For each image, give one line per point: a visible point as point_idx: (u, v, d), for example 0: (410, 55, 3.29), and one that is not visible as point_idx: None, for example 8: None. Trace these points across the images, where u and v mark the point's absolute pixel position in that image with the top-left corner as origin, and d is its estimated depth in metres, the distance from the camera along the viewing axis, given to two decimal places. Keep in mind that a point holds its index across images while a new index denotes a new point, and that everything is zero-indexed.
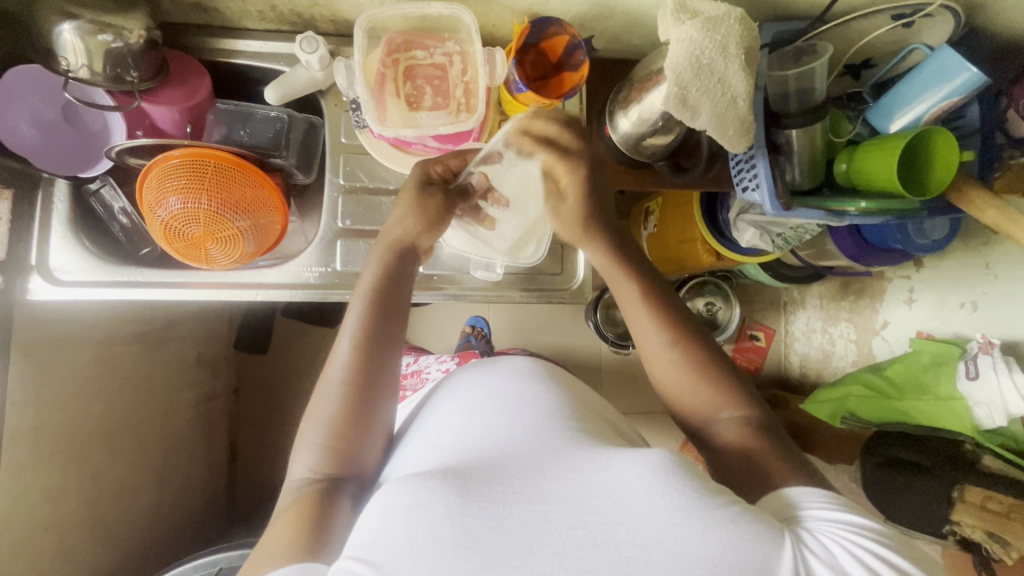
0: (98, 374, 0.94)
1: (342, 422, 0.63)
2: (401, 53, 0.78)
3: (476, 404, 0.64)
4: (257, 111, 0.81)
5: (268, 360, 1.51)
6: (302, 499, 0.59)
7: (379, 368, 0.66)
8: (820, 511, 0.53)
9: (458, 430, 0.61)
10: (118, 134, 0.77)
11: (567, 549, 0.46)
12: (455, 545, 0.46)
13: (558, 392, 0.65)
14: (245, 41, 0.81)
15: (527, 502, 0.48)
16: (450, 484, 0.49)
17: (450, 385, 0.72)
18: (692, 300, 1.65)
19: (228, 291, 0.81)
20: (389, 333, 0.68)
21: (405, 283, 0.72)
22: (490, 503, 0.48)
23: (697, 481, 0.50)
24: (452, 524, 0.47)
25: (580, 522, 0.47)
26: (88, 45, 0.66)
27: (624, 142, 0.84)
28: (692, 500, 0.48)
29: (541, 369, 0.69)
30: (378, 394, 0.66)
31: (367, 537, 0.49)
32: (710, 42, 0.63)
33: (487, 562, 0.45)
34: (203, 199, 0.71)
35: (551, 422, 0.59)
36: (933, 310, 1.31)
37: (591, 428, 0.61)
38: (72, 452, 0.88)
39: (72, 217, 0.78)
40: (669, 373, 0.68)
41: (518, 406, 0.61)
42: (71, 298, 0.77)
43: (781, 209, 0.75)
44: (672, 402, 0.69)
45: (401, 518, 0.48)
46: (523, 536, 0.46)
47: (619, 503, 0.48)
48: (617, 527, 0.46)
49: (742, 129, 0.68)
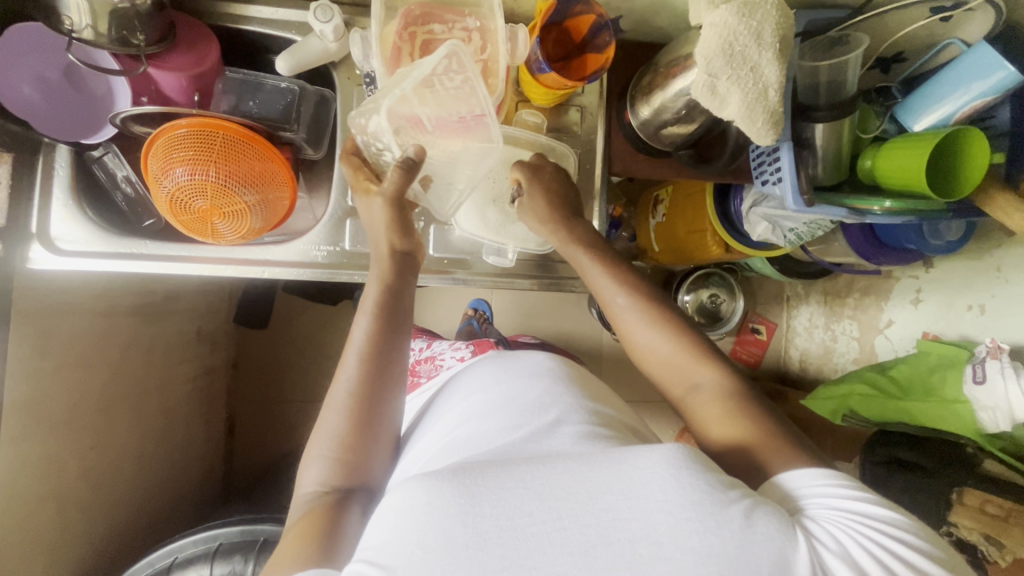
0: (96, 344, 0.93)
1: (351, 436, 0.63)
2: (418, 26, 0.74)
3: (490, 405, 0.63)
4: (267, 81, 0.78)
5: (267, 336, 1.50)
6: (314, 510, 0.60)
7: (388, 376, 0.66)
8: (828, 500, 0.52)
9: (472, 431, 0.60)
10: (124, 100, 0.74)
11: (580, 547, 0.45)
12: (466, 546, 0.45)
13: (573, 389, 0.64)
14: (256, 6, 0.78)
15: (539, 498, 0.47)
16: (460, 483, 0.48)
17: (462, 386, 0.72)
18: (696, 291, 1.65)
19: (235, 267, 0.79)
20: (394, 348, 0.68)
21: (406, 297, 0.72)
22: (501, 501, 0.47)
23: (710, 475, 0.49)
24: (463, 525, 0.46)
25: (593, 519, 0.46)
26: (92, 5, 0.62)
27: (644, 129, 0.82)
28: (706, 494, 0.47)
29: (559, 370, 0.68)
30: (381, 395, 0.65)
31: (378, 539, 0.49)
32: (745, 29, 0.61)
33: (500, 563, 0.44)
34: (211, 172, 0.69)
35: (564, 420, 0.59)
36: (939, 311, 1.31)
37: (607, 426, 0.60)
38: (72, 422, 0.88)
39: (74, 184, 0.75)
40: (662, 363, 0.71)
41: (532, 404, 0.61)
42: (72, 268, 0.75)
43: (804, 205, 0.73)
44: (652, 368, 0.72)
45: (411, 517, 0.47)
46: (536, 534, 0.46)
47: (632, 500, 0.47)
48: (631, 524, 0.46)
49: (772, 121, 0.65)
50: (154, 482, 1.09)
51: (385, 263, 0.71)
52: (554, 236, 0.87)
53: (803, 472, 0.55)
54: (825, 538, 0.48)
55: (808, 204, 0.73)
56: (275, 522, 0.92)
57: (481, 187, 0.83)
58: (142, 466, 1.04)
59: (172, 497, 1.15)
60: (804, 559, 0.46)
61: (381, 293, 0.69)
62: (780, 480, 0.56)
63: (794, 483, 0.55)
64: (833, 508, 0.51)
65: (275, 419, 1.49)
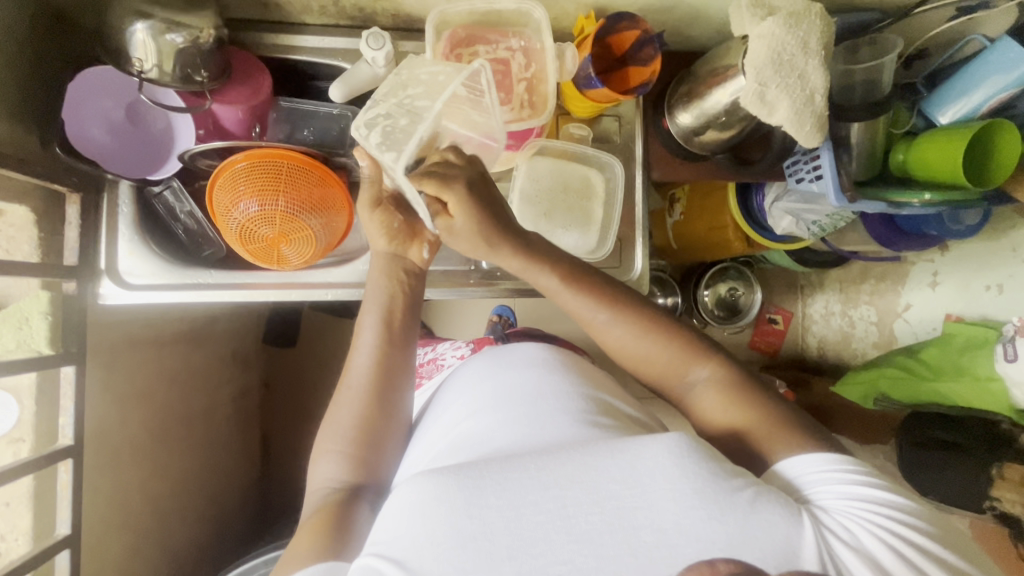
0: (150, 374, 0.95)
1: (359, 430, 0.68)
2: (463, 48, 0.78)
3: (491, 394, 0.66)
4: (319, 108, 0.79)
5: (296, 354, 1.52)
6: (326, 505, 0.63)
7: (396, 372, 0.72)
8: (832, 485, 0.54)
9: (476, 421, 0.64)
10: (183, 135, 0.75)
11: (585, 535, 0.48)
12: (473, 538, 0.48)
13: (572, 378, 0.67)
14: (303, 36, 0.80)
15: (544, 488, 0.50)
16: (465, 477, 0.51)
17: (465, 378, 0.74)
18: (713, 286, 1.69)
19: (300, 291, 0.81)
20: (400, 352, 0.72)
21: (414, 305, 0.75)
22: (506, 492, 0.50)
23: (714, 465, 0.51)
24: (469, 517, 0.49)
25: (598, 508, 0.49)
26: (159, 45, 0.65)
27: (682, 135, 0.85)
28: (708, 483, 0.49)
29: (554, 357, 0.72)
30: (392, 403, 0.71)
31: (388, 535, 0.51)
32: (792, 38, 0.64)
33: (508, 552, 0.48)
34: (280, 201, 0.71)
35: (564, 412, 0.62)
36: (957, 292, 1.35)
37: (608, 415, 0.63)
38: (128, 450, 0.89)
39: (138, 219, 0.76)
40: (659, 369, 0.69)
41: (534, 397, 0.64)
42: (142, 301, 0.76)
43: (846, 200, 0.77)
44: (644, 366, 0.70)
45: (421, 514, 0.50)
46: (543, 524, 0.49)
47: (635, 489, 0.49)
48: (635, 512, 0.49)
49: (819, 124, 0.67)
50: (190, 507, 1.09)
51: (385, 269, 0.74)
52: (602, 246, 0.86)
53: (807, 460, 0.57)
54: (834, 527, 0.50)
55: (850, 200, 0.76)
56: None
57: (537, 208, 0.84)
58: (183, 489, 1.05)
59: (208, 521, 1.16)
60: (810, 546, 0.49)
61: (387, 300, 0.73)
62: (782, 468, 0.58)
63: (797, 470, 0.57)
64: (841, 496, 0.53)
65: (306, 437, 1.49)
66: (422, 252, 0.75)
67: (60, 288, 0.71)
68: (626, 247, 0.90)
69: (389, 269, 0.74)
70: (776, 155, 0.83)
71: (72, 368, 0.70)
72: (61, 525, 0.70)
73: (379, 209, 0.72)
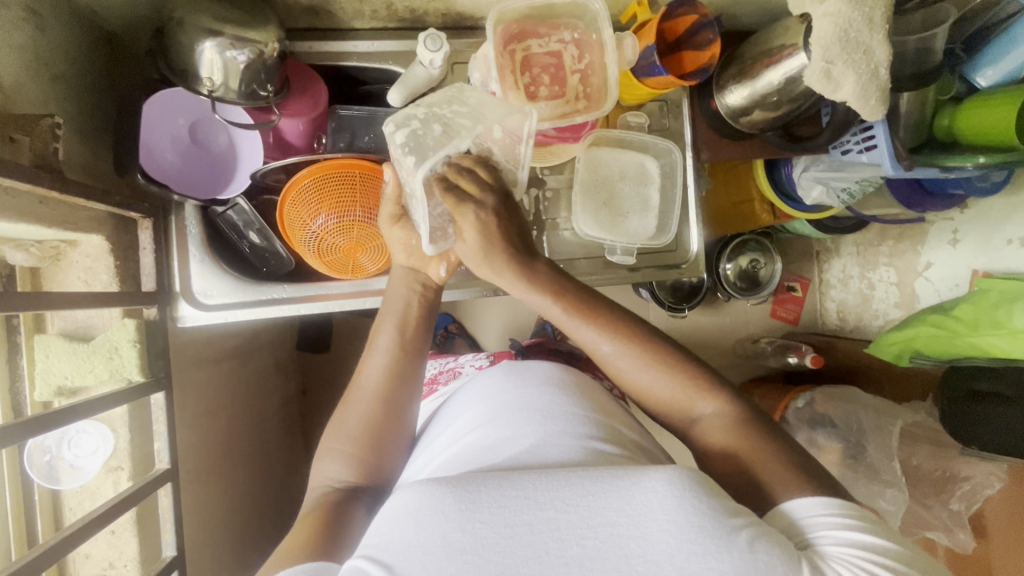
0: (216, 392, 0.95)
1: (365, 433, 0.68)
2: (516, 44, 0.78)
3: (501, 415, 0.67)
4: (379, 112, 0.79)
5: (331, 359, 1.52)
6: (323, 503, 0.64)
7: (407, 384, 0.71)
8: (837, 535, 0.49)
9: (481, 443, 0.63)
10: (246, 151, 0.75)
11: (575, 560, 0.43)
12: (463, 551, 0.44)
13: (581, 402, 0.69)
14: (352, 42, 0.79)
15: (538, 508, 0.46)
16: (462, 489, 0.47)
17: (475, 397, 0.75)
18: (735, 259, 1.70)
19: (372, 299, 0.80)
20: (410, 366, 0.72)
21: (427, 321, 0.74)
22: (501, 509, 0.46)
23: (714, 499, 0.46)
24: (462, 530, 0.45)
25: (590, 533, 0.44)
26: (226, 63, 0.64)
27: (730, 115, 0.86)
28: (708, 516, 0.44)
29: (568, 380, 0.74)
30: (401, 413, 0.70)
31: (378, 537, 0.47)
32: (858, 15, 0.65)
33: (496, 571, 0.43)
34: (356, 211, 0.72)
35: (569, 439, 0.61)
36: (979, 248, 1.39)
37: (614, 444, 0.63)
38: (203, 468, 0.90)
39: (206, 239, 0.76)
40: (664, 401, 0.67)
41: (543, 419, 0.64)
42: (218, 321, 0.76)
43: (903, 169, 0.79)
44: (652, 396, 0.68)
45: (412, 521, 0.46)
46: (533, 544, 0.44)
47: (633, 518, 0.44)
48: (629, 541, 0.43)
49: (883, 97, 0.69)
50: (246, 521, 1.09)
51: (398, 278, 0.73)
52: (666, 231, 0.87)
53: (811, 500, 0.53)
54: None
55: (907, 168, 0.78)
56: None
57: (592, 204, 0.85)
58: (238, 507, 1.05)
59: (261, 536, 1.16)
60: None
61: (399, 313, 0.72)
62: (786, 510, 0.54)
63: (801, 513, 0.53)
64: (833, 540, 0.49)
65: None
66: (441, 269, 0.74)
67: (141, 314, 0.70)
68: (681, 229, 0.91)
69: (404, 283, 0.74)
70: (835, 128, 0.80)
71: (162, 394, 0.70)
72: (167, 548, 0.71)
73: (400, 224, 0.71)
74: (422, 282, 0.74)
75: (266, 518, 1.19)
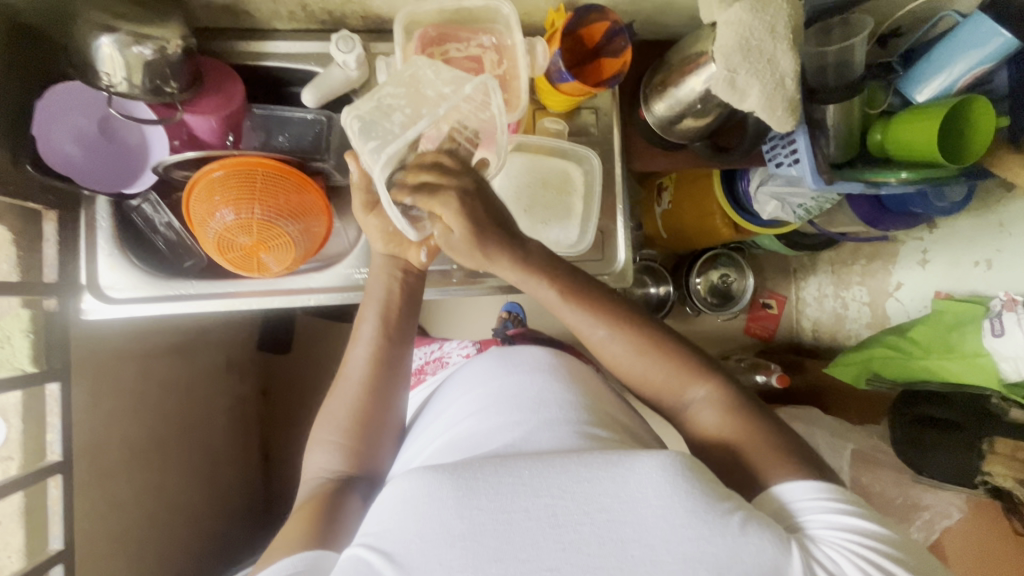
0: (143, 387, 0.95)
1: (352, 422, 0.70)
2: (435, 47, 0.77)
3: (497, 399, 0.67)
4: (292, 114, 0.80)
5: (292, 360, 1.49)
6: (317, 494, 0.66)
7: (391, 368, 0.73)
8: (824, 516, 0.52)
9: (475, 426, 0.65)
10: (158, 147, 0.75)
11: (573, 544, 0.44)
12: (462, 537, 0.45)
13: (570, 387, 0.69)
14: (275, 42, 0.80)
15: (535, 494, 0.47)
16: (458, 477, 0.48)
17: (466, 384, 0.76)
18: (705, 274, 1.67)
19: (282, 299, 0.81)
20: (396, 354, 0.74)
21: (411, 311, 0.76)
22: (498, 495, 0.47)
23: (704, 484, 0.47)
24: (459, 517, 0.46)
25: (587, 518, 0.45)
26: (127, 58, 0.65)
27: (660, 125, 0.85)
28: (699, 502, 0.46)
29: (559, 365, 0.73)
30: (388, 397, 0.73)
31: (377, 526, 0.49)
32: (759, 23, 0.64)
33: (495, 555, 0.44)
34: (256, 209, 0.71)
35: (563, 423, 0.62)
36: (948, 269, 1.34)
37: (603, 427, 0.63)
38: (127, 461, 0.90)
39: (117, 234, 0.77)
40: (657, 386, 0.69)
41: (534, 405, 0.64)
42: (124, 314, 0.76)
43: (824, 183, 0.77)
44: (643, 380, 0.70)
45: (412, 511, 0.47)
46: (530, 530, 0.45)
47: (628, 503, 0.46)
48: (624, 526, 0.45)
49: (791, 108, 0.67)
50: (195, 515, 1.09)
51: (382, 267, 0.75)
52: (583, 240, 0.86)
53: (801, 483, 0.55)
54: (824, 559, 0.48)
55: (827, 182, 0.77)
56: None
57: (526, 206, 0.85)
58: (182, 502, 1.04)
59: (219, 527, 1.17)
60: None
61: (383, 304, 0.74)
62: (776, 491, 0.56)
63: (791, 495, 0.55)
64: (825, 523, 0.51)
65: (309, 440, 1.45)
66: (421, 255, 0.74)
67: (40, 304, 0.71)
68: (608, 238, 0.90)
69: (386, 269, 0.75)
70: (754, 135, 0.82)
71: (56, 386, 0.71)
72: (54, 541, 0.71)
73: (373, 212, 0.72)
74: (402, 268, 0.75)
75: (226, 513, 1.21)
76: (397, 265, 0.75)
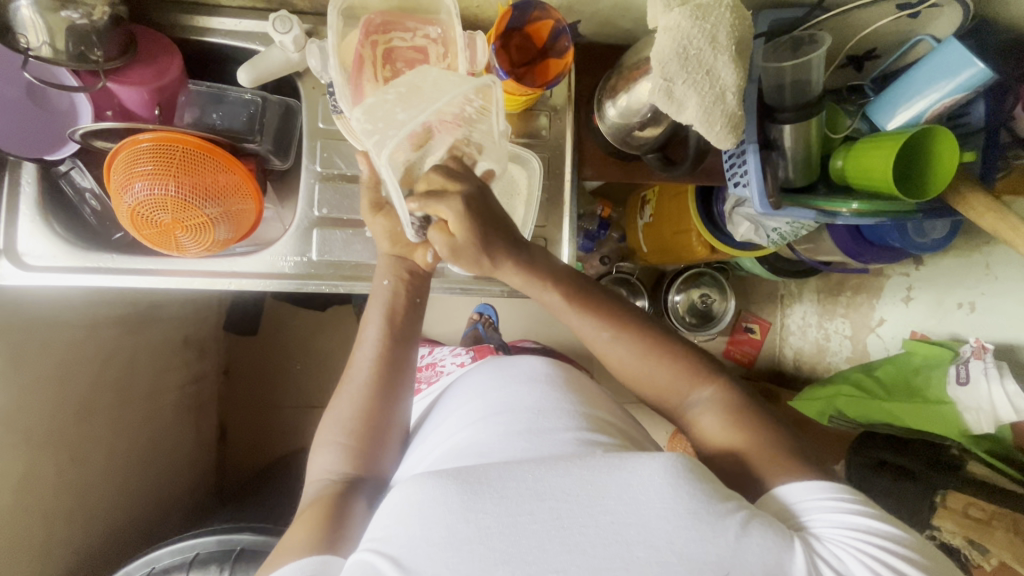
0: (73, 358, 0.92)
1: (360, 424, 0.66)
2: (380, 35, 0.74)
3: (495, 407, 0.63)
4: (229, 92, 0.77)
5: (258, 342, 1.44)
6: (323, 496, 0.61)
7: (399, 368, 0.69)
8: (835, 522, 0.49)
9: (477, 432, 0.61)
10: (84, 115, 0.75)
11: (579, 546, 0.42)
12: (468, 541, 0.42)
13: (573, 397, 0.64)
14: (218, 18, 0.78)
15: (539, 498, 0.45)
16: (465, 480, 0.46)
17: (465, 391, 0.72)
18: (686, 291, 1.61)
19: (202, 279, 0.79)
20: (404, 358, 0.70)
21: (416, 314, 0.73)
22: (504, 499, 0.45)
23: (707, 485, 0.46)
24: (466, 521, 0.43)
25: (591, 521, 0.43)
26: (49, 22, 0.62)
27: (612, 130, 0.81)
28: (703, 503, 0.44)
29: (557, 375, 0.68)
30: (397, 395, 0.68)
31: (381, 530, 0.46)
32: (699, 31, 0.59)
33: (501, 558, 0.42)
34: (171, 186, 0.69)
35: (564, 429, 0.58)
36: (930, 309, 1.26)
37: (604, 434, 0.60)
38: (54, 432, 0.88)
39: (40, 199, 0.76)
40: (658, 388, 0.65)
41: (535, 412, 0.60)
42: (39, 282, 0.75)
43: (771, 208, 0.73)
44: (647, 387, 0.66)
45: (414, 512, 0.45)
46: (536, 533, 0.43)
47: (632, 504, 0.44)
48: (629, 527, 0.43)
49: (730, 124, 0.64)
50: (143, 490, 1.08)
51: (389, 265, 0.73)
52: None
53: (806, 487, 0.52)
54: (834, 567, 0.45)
55: (776, 207, 0.73)
56: (253, 530, 0.91)
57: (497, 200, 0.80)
58: (129, 476, 1.04)
59: (169, 506, 1.16)
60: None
61: (389, 310, 0.71)
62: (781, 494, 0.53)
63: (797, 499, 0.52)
64: (832, 525, 0.49)
65: (265, 426, 1.43)
66: (427, 256, 0.74)
67: None
68: (552, 246, 0.87)
69: (393, 270, 0.73)
70: (696, 154, 0.78)
71: None
72: None
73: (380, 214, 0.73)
74: (410, 269, 0.74)
75: (181, 494, 1.21)
76: (405, 266, 0.74)
